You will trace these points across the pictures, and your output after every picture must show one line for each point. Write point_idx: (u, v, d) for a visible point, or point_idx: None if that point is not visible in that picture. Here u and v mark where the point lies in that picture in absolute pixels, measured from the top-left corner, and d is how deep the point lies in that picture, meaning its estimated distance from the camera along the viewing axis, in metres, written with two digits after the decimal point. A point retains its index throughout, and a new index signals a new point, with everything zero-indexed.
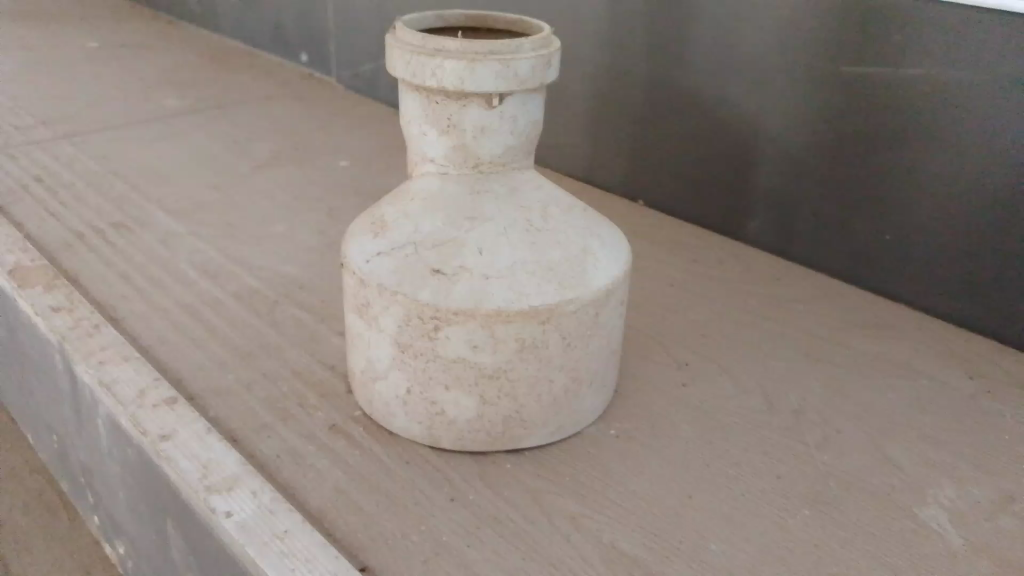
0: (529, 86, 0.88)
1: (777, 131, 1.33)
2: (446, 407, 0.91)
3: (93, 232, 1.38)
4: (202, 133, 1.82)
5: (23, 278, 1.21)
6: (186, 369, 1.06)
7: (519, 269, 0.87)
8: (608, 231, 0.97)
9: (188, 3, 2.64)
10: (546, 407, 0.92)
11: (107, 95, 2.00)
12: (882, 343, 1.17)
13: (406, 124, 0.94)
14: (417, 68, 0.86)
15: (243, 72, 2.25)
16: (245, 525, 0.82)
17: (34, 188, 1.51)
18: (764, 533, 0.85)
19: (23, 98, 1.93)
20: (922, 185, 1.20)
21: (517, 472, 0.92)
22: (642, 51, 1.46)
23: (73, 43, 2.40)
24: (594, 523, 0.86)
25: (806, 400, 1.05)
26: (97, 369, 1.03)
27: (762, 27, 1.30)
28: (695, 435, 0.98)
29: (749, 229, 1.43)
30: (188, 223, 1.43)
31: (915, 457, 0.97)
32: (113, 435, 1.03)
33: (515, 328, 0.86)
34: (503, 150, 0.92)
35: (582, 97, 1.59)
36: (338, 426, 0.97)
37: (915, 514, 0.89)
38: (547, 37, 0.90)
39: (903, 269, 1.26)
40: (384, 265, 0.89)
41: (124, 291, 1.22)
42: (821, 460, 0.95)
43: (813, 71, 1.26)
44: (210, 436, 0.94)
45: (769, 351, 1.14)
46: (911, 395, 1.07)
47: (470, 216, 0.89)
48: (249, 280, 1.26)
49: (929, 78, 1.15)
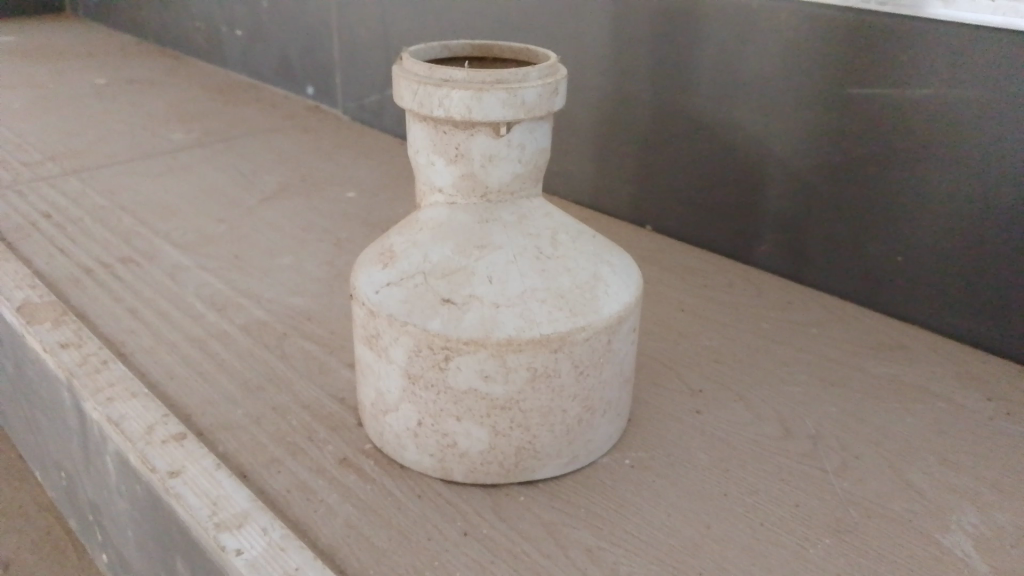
0: (536, 114, 0.88)
1: (784, 154, 1.33)
2: (457, 439, 0.89)
3: (101, 267, 1.38)
4: (209, 166, 1.83)
5: (31, 314, 1.21)
6: (195, 403, 1.05)
7: (530, 297, 0.86)
8: (618, 258, 0.96)
9: (195, 38, 2.67)
10: (559, 437, 0.91)
11: (115, 131, 2.01)
12: (898, 367, 1.16)
13: (414, 154, 0.94)
14: (424, 98, 0.86)
15: (250, 105, 2.26)
16: (256, 563, 0.81)
17: (43, 224, 1.51)
18: (785, 562, 0.83)
19: (32, 135, 1.95)
20: (934, 205, 1.19)
21: (531, 504, 0.91)
22: (647, 77, 1.47)
23: (81, 79, 2.42)
24: (611, 556, 0.84)
25: (822, 425, 1.03)
26: (105, 405, 1.03)
27: (768, 50, 1.29)
28: (711, 463, 0.96)
29: (759, 253, 1.42)
30: (196, 256, 1.43)
31: (936, 481, 0.95)
32: (121, 471, 1.02)
33: (527, 357, 0.85)
34: (511, 179, 0.92)
35: (588, 124, 1.59)
36: (348, 459, 0.96)
37: (940, 541, 0.86)
38: (554, 65, 0.90)
39: (917, 290, 1.25)
40: (394, 295, 0.88)
41: (132, 326, 1.22)
42: (841, 488, 0.93)
43: (820, 93, 1.26)
44: (219, 471, 0.92)
45: (784, 377, 1.12)
46: (929, 419, 1.05)
47: (479, 244, 0.89)
48: (257, 312, 1.26)
49: (937, 98, 1.14)
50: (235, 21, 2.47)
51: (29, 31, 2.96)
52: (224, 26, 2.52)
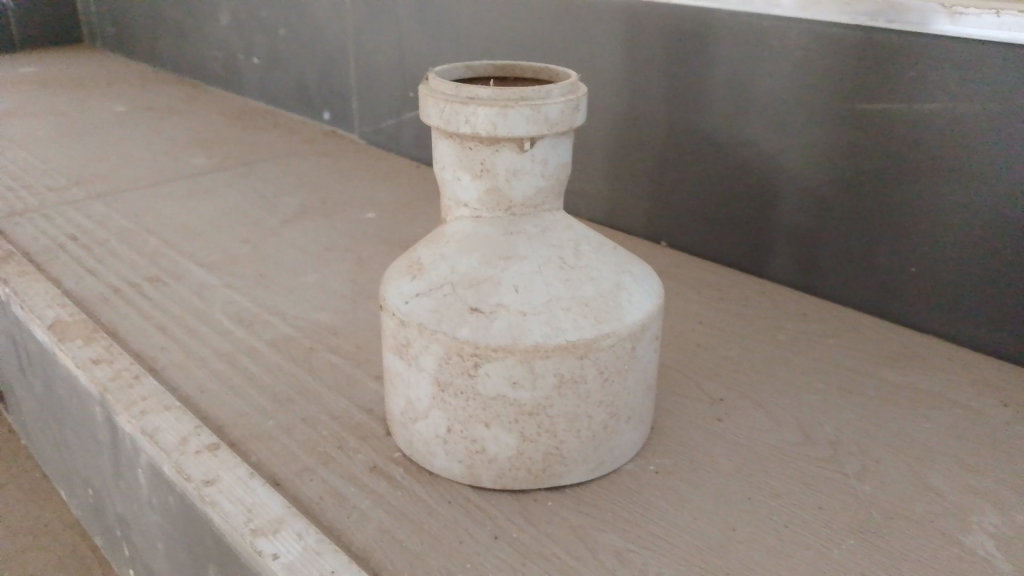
0: (559, 129, 0.91)
1: (796, 168, 1.36)
2: (486, 445, 0.92)
3: (128, 286, 1.42)
4: (230, 189, 1.87)
5: (63, 332, 1.24)
6: (226, 415, 1.08)
7: (556, 305, 0.88)
8: (640, 269, 0.99)
9: (212, 66, 2.73)
10: (586, 443, 0.93)
11: (137, 156, 2.06)
12: (914, 375, 1.17)
13: (440, 170, 0.97)
14: (450, 115, 0.89)
15: (267, 131, 2.31)
16: (292, 567, 0.83)
17: (70, 246, 1.55)
18: (809, 562, 0.85)
19: (57, 161, 1.99)
20: (947, 216, 1.21)
21: (558, 509, 0.92)
22: (660, 97, 1.50)
23: (102, 107, 2.48)
24: (639, 557, 0.86)
25: (842, 431, 1.05)
26: (139, 418, 1.05)
27: (779, 68, 1.33)
28: (734, 468, 0.98)
29: (773, 267, 1.45)
30: (221, 275, 1.46)
31: (956, 484, 0.96)
32: (154, 482, 1.04)
33: (554, 363, 0.87)
34: (535, 192, 0.95)
35: (602, 143, 1.63)
36: (378, 467, 0.98)
37: (962, 542, 0.88)
38: (575, 83, 0.93)
39: (931, 300, 1.27)
40: (423, 305, 0.91)
41: (162, 342, 1.25)
42: (863, 490, 0.95)
43: (831, 110, 1.29)
44: (253, 479, 0.95)
45: (802, 385, 1.14)
46: (948, 424, 1.07)
47: (505, 256, 0.92)
48: (284, 328, 1.28)
49: (946, 111, 1.17)
50: (252, 49, 2.52)
51: (50, 62, 3.03)
52: (241, 54, 2.57)
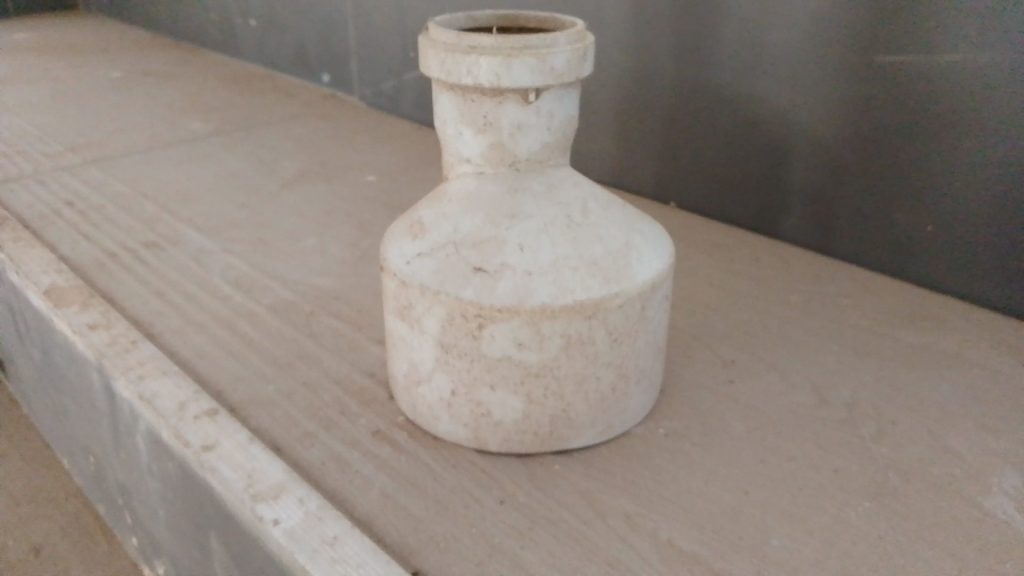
0: (565, 81, 0.87)
1: (810, 125, 1.31)
2: (491, 408, 0.89)
3: (125, 251, 1.39)
4: (228, 154, 1.83)
5: (59, 297, 1.21)
6: (225, 381, 1.05)
7: (563, 264, 0.85)
8: (650, 227, 0.95)
9: (208, 30, 2.68)
10: (594, 405, 0.90)
11: (133, 121, 2.02)
12: (931, 336, 1.14)
13: (442, 126, 0.94)
14: (451, 66, 0.85)
15: (266, 94, 2.26)
16: (294, 533, 0.81)
17: (66, 212, 1.52)
18: (826, 526, 0.83)
19: (52, 127, 1.95)
20: (967, 172, 1.17)
21: (566, 473, 0.90)
22: (668, 53, 1.46)
23: (97, 72, 2.43)
24: (650, 522, 0.83)
25: (858, 393, 1.02)
26: (136, 384, 1.03)
27: (792, 21, 1.28)
28: (746, 431, 0.96)
29: (785, 228, 1.41)
30: (220, 240, 1.43)
31: (975, 446, 0.94)
32: (153, 449, 1.02)
33: (561, 324, 0.84)
34: (540, 148, 0.91)
35: (608, 101, 1.58)
36: (381, 432, 0.96)
37: (982, 504, 0.85)
38: (581, 32, 0.89)
39: (949, 258, 1.23)
40: (425, 266, 0.88)
41: (159, 307, 1.22)
42: (879, 453, 0.92)
43: (846, 64, 1.25)
44: (253, 445, 0.92)
45: (816, 347, 1.11)
46: (966, 385, 1.04)
47: (510, 213, 0.88)
48: (284, 292, 1.26)
49: (968, 63, 1.13)
50: (249, 12, 2.46)
51: (43, 28, 2.97)
52: (238, 17, 2.52)
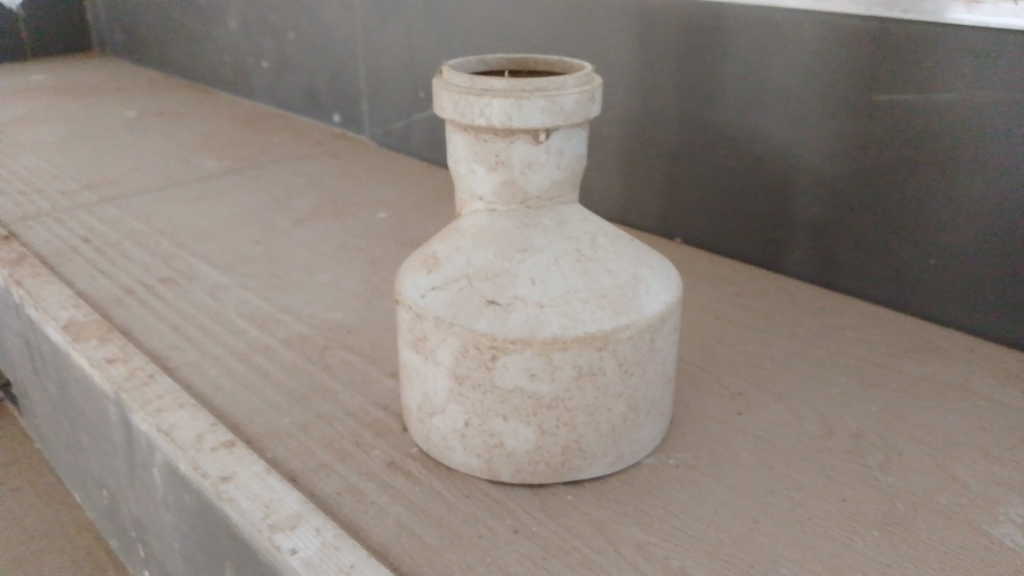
0: (574, 121, 0.90)
1: (812, 161, 1.34)
2: (504, 439, 0.91)
3: (141, 287, 1.41)
4: (241, 191, 1.87)
5: (77, 332, 1.24)
6: (242, 413, 1.07)
7: (574, 297, 0.88)
8: (657, 261, 0.98)
9: (221, 70, 2.74)
10: (605, 436, 0.92)
11: (148, 160, 2.06)
12: (935, 367, 1.16)
13: (455, 164, 0.97)
14: (464, 107, 0.89)
15: (278, 133, 2.31)
16: (311, 561, 0.82)
17: (83, 249, 1.55)
18: (835, 554, 0.84)
19: (68, 166, 2.00)
20: (967, 206, 1.20)
21: (578, 503, 0.91)
22: (672, 93, 1.49)
23: (112, 112, 2.49)
24: (661, 551, 0.85)
25: (864, 423, 1.04)
26: (155, 416, 1.05)
27: (792, 61, 1.32)
28: (755, 461, 0.97)
29: (789, 262, 1.43)
30: (235, 276, 1.46)
31: (981, 475, 0.95)
32: (170, 481, 1.03)
33: (572, 355, 0.86)
34: (550, 184, 0.94)
35: (614, 139, 1.62)
36: (395, 463, 0.97)
37: (989, 533, 0.87)
38: (589, 74, 0.92)
39: (952, 291, 1.26)
40: (439, 298, 0.90)
41: (176, 342, 1.24)
42: (886, 482, 0.94)
43: (845, 101, 1.28)
44: (271, 475, 0.94)
45: (821, 378, 1.13)
46: (970, 415, 1.05)
47: (521, 248, 0.91)
48: (298, 326, 1.28)
49: (963, 101, 1.16)
50: (261, 53, 2.52)
51: (60, 70, 3.05)
52: (250, 58, 2.58)
